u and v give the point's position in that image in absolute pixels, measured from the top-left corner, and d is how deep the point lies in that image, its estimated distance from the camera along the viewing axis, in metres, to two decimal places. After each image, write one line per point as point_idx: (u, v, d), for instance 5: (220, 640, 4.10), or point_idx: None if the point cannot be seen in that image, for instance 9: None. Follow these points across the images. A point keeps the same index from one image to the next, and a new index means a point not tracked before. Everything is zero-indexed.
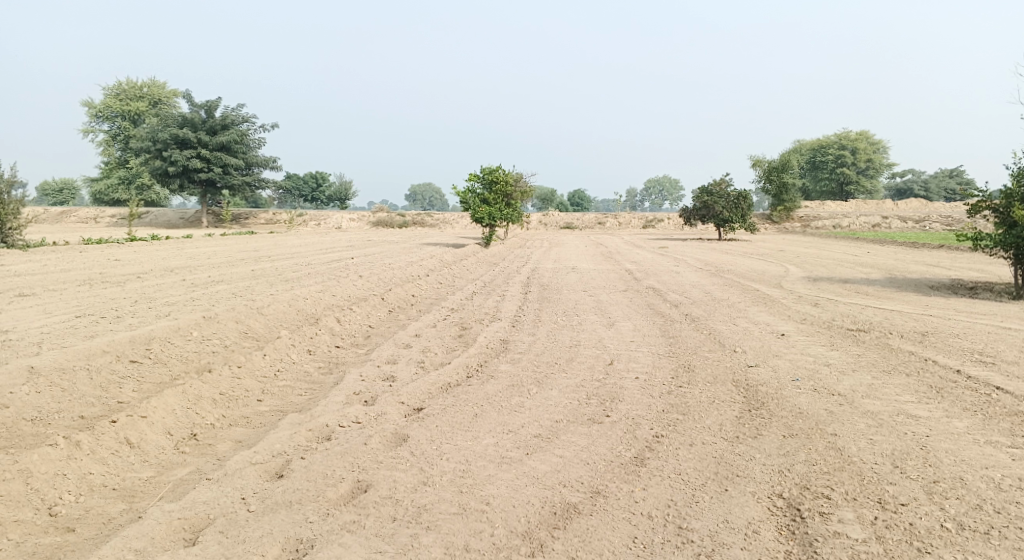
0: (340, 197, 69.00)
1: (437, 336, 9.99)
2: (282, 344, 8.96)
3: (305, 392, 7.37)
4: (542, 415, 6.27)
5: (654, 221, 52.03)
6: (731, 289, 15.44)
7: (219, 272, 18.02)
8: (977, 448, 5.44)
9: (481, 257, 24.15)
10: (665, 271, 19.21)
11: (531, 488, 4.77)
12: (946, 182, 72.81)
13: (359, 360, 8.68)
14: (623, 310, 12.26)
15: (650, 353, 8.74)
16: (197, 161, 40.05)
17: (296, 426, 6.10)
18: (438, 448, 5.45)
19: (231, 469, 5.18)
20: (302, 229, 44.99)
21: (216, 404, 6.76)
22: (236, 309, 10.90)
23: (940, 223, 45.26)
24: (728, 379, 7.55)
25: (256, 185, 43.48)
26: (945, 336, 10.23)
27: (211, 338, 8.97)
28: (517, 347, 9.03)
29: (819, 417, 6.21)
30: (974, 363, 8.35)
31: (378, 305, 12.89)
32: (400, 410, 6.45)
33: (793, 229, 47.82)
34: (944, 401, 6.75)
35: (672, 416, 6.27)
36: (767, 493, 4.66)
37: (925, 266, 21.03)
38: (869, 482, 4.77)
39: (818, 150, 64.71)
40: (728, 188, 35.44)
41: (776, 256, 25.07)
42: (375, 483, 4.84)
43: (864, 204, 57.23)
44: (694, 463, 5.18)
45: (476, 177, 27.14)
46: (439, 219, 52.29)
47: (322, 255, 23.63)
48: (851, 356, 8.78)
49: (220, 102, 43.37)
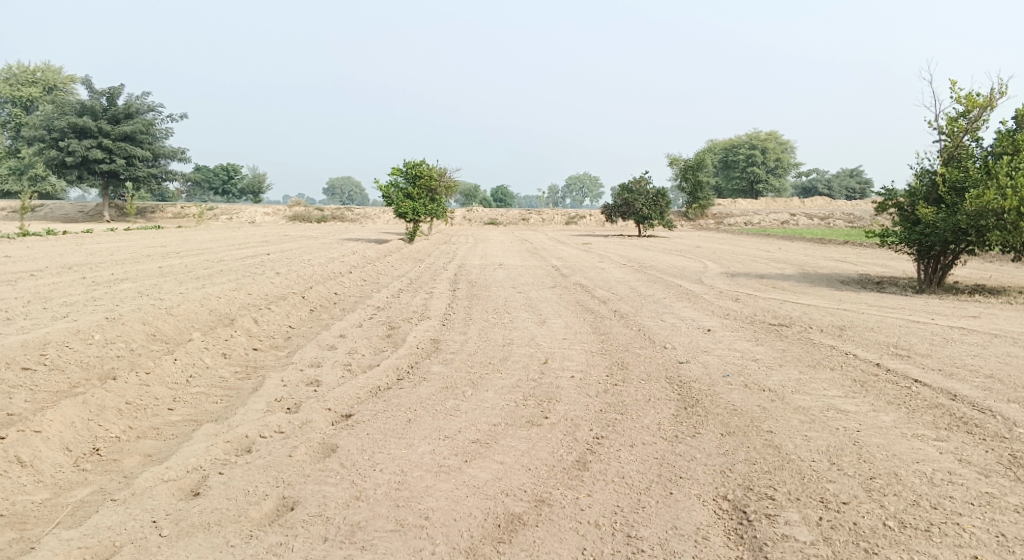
0: (253, 190, 66.54)
1: (363, 337, 9.59)
2: (194, 347, 8.38)
3: (222, 399, 6.87)
4: (478, 419, 6.02)
5: (575, 217, 52.57)
6: (656, 284, 15.60)
7: (123, 270, 16.90)
8: (906, 442, 5.54)
9: (404, 252, 23.63)
10: (590, 267, 19.29)
11: (472, 499, 4.54)
12: (847, 181, 76.59)
13: (280, 364, 8.21)
14: (552, 307, 12.15)
15: (584, 351, 8.63)
16: (98, 152, 37.71)
17: (212, 437, 5.64)
18: (370, 458, 5.13)
19: (140, 488, 4.71)
20: (213, 224, 43.11)
21: (122, 415, 6.21)
22: (142, 309, 10.17)
23: (843, 220, 47.50)
24: (661, 376, 7.51)
25: (163, 177, 41.34)
26: (861, 329, 10.57)
27: (115, 342, 8.29)
28: (448, 347, 8.75)
29: (753, 414, 6.21)
30: (892, 356, 8.62)
31: (298, 304, 12.35)
32: (326, 417, 6.08)
33: (708, 225, 49.26)
34: (869, 395, 6.90)
35: (610, 416, 6.15)
36: (712, 495, 4.59)
37: (834, 261, 21.92)
38: (810, 481, 4.76)
39: (730, 150, 66.86)
40: (648, 186, 36.10)
41: (695, 252, 25.62)
42: (302, 500, 4.49)
43: (773, 202, 59.56)
44: (637, 465, 5.05)
45: (399, 171, 26.61)
46: (359, 213, 51.20)
47: (234, 252, 22.56)
48: (776, 350, 8.93)
49: (122, 88, 41.08)
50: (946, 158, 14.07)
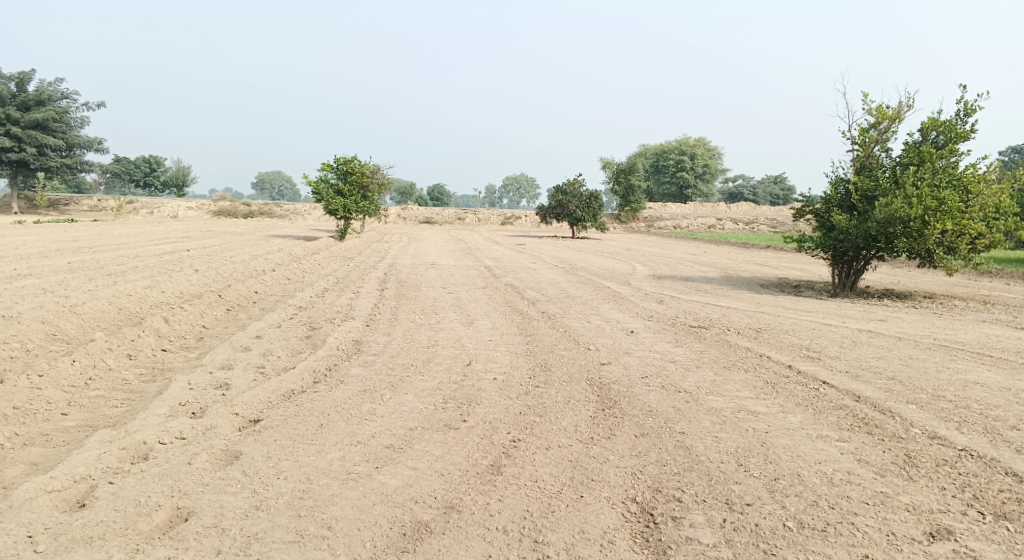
0: (177, 183, 63.98)
1: (281, 337, 9.30)
2: (96, 348, 7.94)
3: (122, 403, 6.52)
4: (393, 423, 5.90)
5: (510, 217, 52.72)
6: (584, 286, 15.73)
7: (28, 265, 15.98)
8: (810, 443, 5.70)
9: (333, 250, 23.15)
10: (521, 267, 19.31)
11: (379, 507, 4.42)
12: (772, 188, 79.25)
13: (189, 366, 7.87)
14: (479, 307, 12.08)
15: (508, 352, 8.59)
16: (7, 140, 35.60)
17: (107, 444, 5.34)
18: (275, 466, 4.94)
19: (19, 500, 4.42)
20: (133, 218, 41.30)
21: (8, 421, 5.82)
22: (44, 306, 9.61)
23: (767, 225, 49.06)
24: (582, 377, 7.53)
25: (79, 168, 39.39)
26: (777, 332, 10.89)
27: (9, 342, 7.78)
28: (369, 349, 8.56)
29: (668, 416, 6.28)
30: (804, 359, 8.89)
31: (215, 303, 11.91)
32: (233, 423, 5.84)
33: (639, 228, 50.14)
34: (779, 396, 7.09)
35: (528, 419, 6.11)
36: (622, 498, 4.60)
37: (756, 265, 22.61)
38: (716, 483, 4.83)
39: (661, 155, 68.17)
40: (581, 188, 36.41)
41: (625, 255, 25.99)
42: (197, 511, 4.31)
43: (702, 207, 61.08)
44: (550, 468, 5.03)
45: (330, 166, 26.07)
46: (289, 210, 50.05)
47: (152, 247, 21.65)
48: (695, 352, 9.10)
49: (34, 74, 38.99)
50: (858, 168, 14.66)
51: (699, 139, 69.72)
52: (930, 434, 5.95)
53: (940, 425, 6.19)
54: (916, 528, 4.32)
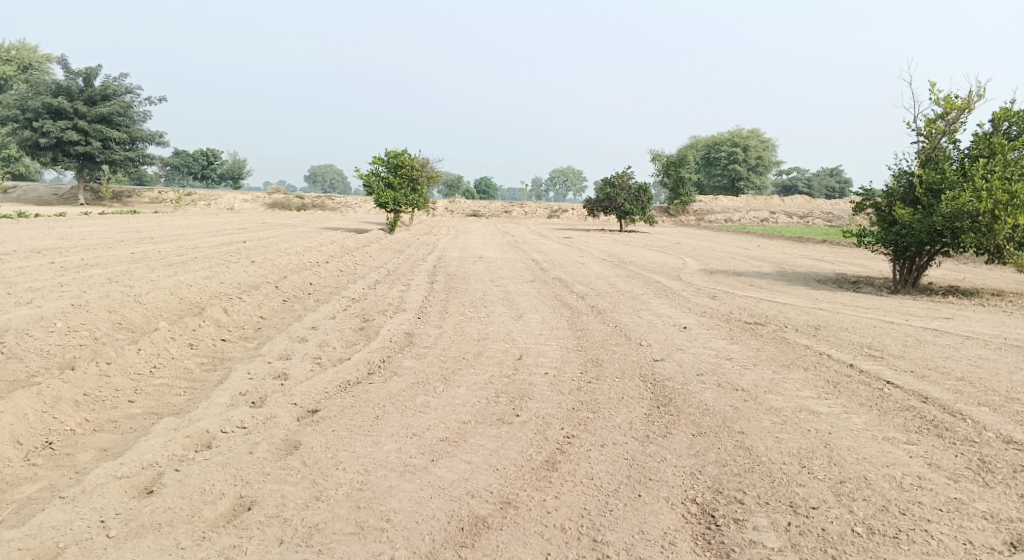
0: (233, 176, 65.51)
1: (336, 329, 9.42)
2: (160, 337, 8.17)
3: (185, 392, 6.69)
4: (448, 416, 5.91)
5: (558, 209, 52.51)
6: (635, 280, 15.55)
7: (94, 255, 16.54)
8: (877, 445, 5.51)
9: (384, 243, 23.37)
10: (571, 261, 19.20)
11: (437, 500, 4.43)
12: (827, 181, 77.21)
13: (248, 356, 8.02)
14: (530, 301, 12.03)
15: (560, 347, 8.53)
16: (74, 133, 36.90)
17: (171, 431, 5.47)
18: (334, 456, 4.99)
19: (91, 485, 4.56)
20: (190, 210, 42.41)
21: (79, 407, 6.01)
22: (110, 295, 9.92)
23: (823, 218, 47.81)
24: (635, 374, 7.43)
25: (141, 161, 40.61)
26: (836, 329, 10.57)
27: (78, 330, 8.05)
28: (422, 341, 8.61)
29: (725, 414, 6.15)
30: (866, 357, 8.62)
31: (271, 294, 12.14)
32: (291, 413, 5.93)
33: (689, 222, 49.41)
34: (841, 396, 6.88)
35: (582, 415, 6.05)
36: (681, 498, 4.52)
37: (811, 260, 22.05)
38: (779, 484, 4.71)
39: (713, 147, 66.95)
40: (630, 181, 35.99)
41: (675, 248, 25.60)
42: (260, 500, 4.38)
43: (754, 200, 59.85)
44: (606, 465, 4.97)
45: (381, 159, 26.31)
46: (340, 202, 50.78)
47: (210, 239, 22.19)
48: (751, 349, 8.90)
49: (99, 69, 40.29)
50: (923, 159, 14.12)
51: (752, 130, 68.24)
52: (1005, 438, 5.69)
53: (1015, 430, 5.92)
54: (995, 538, 4.13)
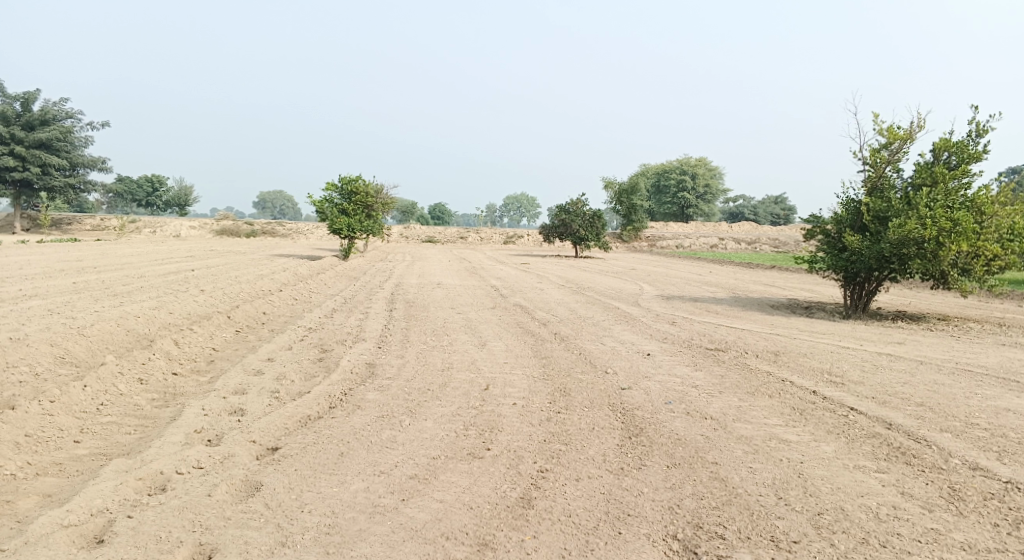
0: (179, 202, 63.97)
1: (293, 360, 9.12)
2: (107, 372, 7.76)
3: (135, 430, 6.33)
4: (416, 451, 5.71)
5: (512, 236, 52.68)
6: (594, 307, 15.56)
7: (33, 285, 15.82)
8: (849, 474, 5.50)
9: (339, 270, 23.00)
10: (529, 287, 19.13)
11: (410, 544, 4.24)
12: (773, 208, 79.45)
13: (202, 391, 7.68)
14: (491, 329, 11.89)
15: (525, 376, 8.40)
16: (11, 159, 35.56)
17: (122, 474, 5.15)
18: (299, 498, 4.75)
19: (35, 536, 4.23)
20: (135, 237, 41.20)
21: (19, 449, 5.63)
22: (52, 328, 9.44)
23: (770, 245, 48.97)
24: (604, 403, 7.33)
25: (82, 187, 39.33)
26: (795, 355, 10.69)
27: (18, 365, 7.61)
28: (384, 372, 8.37)
29: (697, 445, 6.09)
30: (828, 383, 8.70)
31: (224, 325, 11.74)
32: (251, 451, 5.66)
33: (641, 248, 50.04)
34: (809, 423, 6.89)
35: (554, 447, 5.92)
36: (662, 534, 4.44)
37: (763, 286, 22.46)
38: (758, 518, 4.66)
39: (663, 174, 68.22)
40: (584, 208, 36.31)
41: (631, 275, 25.82)
42: (221, 548, 4.12)
43: (703, 226, 61.03)
44: (583, 502, 4.83)
45: (334, 186, 25.98)
46: (292, 229, 50.00)
47: (157, 267, 21.48)
48: (715, 376, 8.91)
49: (39, 94, 39.07)
50: (869, 188, 14.51)
51: (700, 158, 69.77)
52: (971, 464, 5.76)
53: (980, 456, 6.00)
54: None
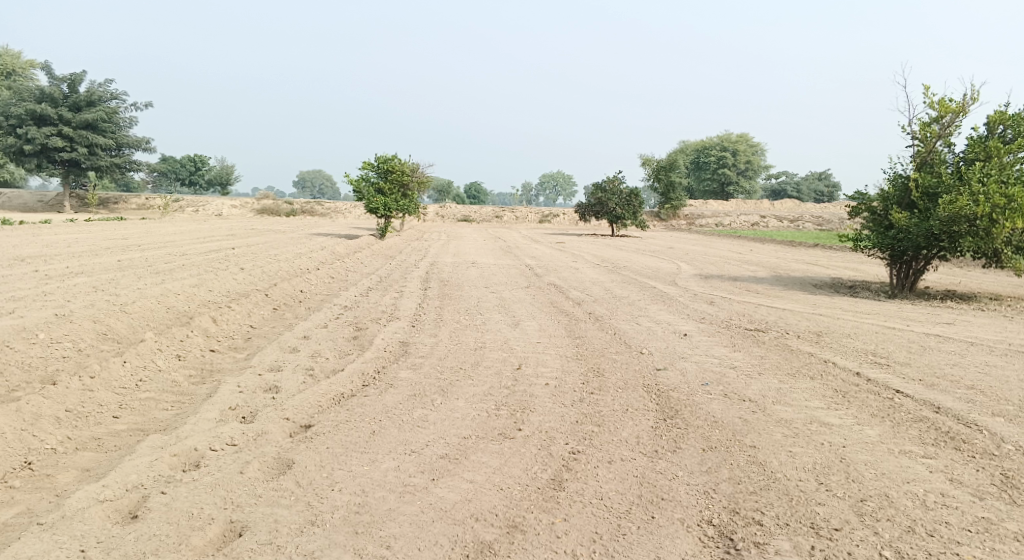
0: (221, 182, 64.96)
1: (328, 338, 9.16)
2: (146, 349, 7.87)
3: (172, 407, 6.41)
4: (447, 431, 5.66)
5: (549, 214, 52.43)
6: (630, 286, 15.35)
7: (79, 262, 16.20)
8: (894, 460, 5.30)
9: (375, 249, 23.12)
10: (564, 266, 18.96)
11: (439, 524, 4.20)
12: (816, 185, 77.67)
13: (238, 368, 7.75)
14: (525, 308, 11.79)
15: (559, 356, 8.30)
16: (59, 140, 36.43)
17: (158, 450, 5.20)
18: (330, 476, 4.74)
19: (71, 510, 4.29)
20: (178, 216, 42.02)
21: (60, 424, 5.73)
22: (95, 305, 9.63)
23: (812, 223, 47.84)
24: (638, 384, 7.20)
25: (127, 167, 40.16)
26: (838, 336, 10.39)
27: (61, 341, 7.75)
28: (417, 351, 8.34)
29: (735, 427, 5.93)
30: (872, 365, 8.42)
31: (261, 303, 11.86)
32: (284, 428, 5.67)
33: (679, 226, 49.37)
34: (852, 406, 6.67)
35: (586, 428, 5.82)
36: (697, 519, 4.32)
37: (805, 265, 21.92)
38: (798, 503, 4.51)
39: (702, 151, 67.03)
40: (621, 185, 35.87)
41: (668, 253, 25.46)
42: (252, 526, 4.13)
43: (743, 204, 59.92)
44: (616, 485, 4.73)
45: (371, 165, 26.04)
46: (330, 208, 50.47)
47: (198, 245, 21.86)
48: (755, 357, 8.69)
49: (85, 75, 39.85)
50: (918, 163, 13.99)
51: (741, 134, 68.33)
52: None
53: None
54: None
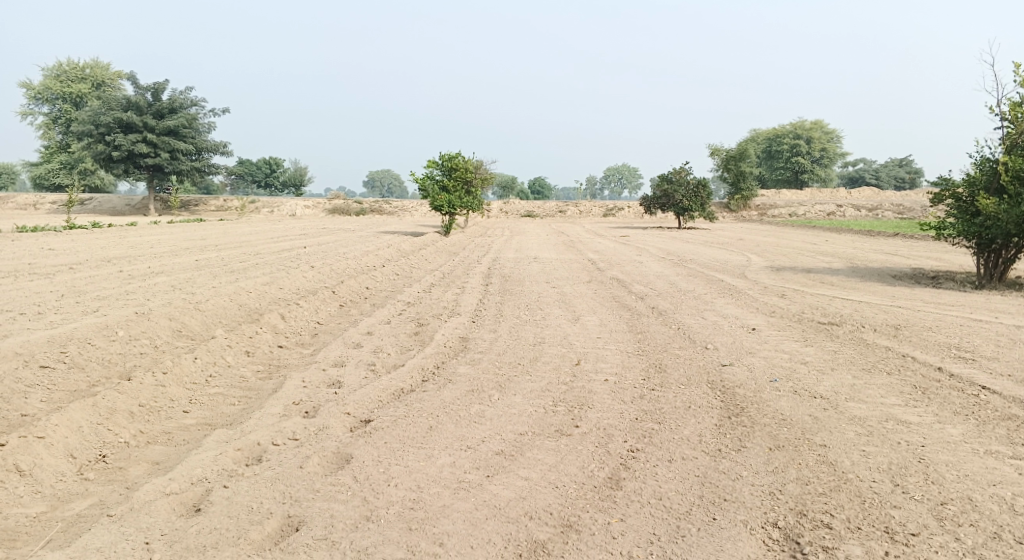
0: (294, 183, 66.84)
1: (390, 334, 9.25)
2: (217, 345, 8.12)
3: (239, 402, 6.58)
4: (504, 427, 5.61)
5: (614, 208, 51.89)
6: (696, 279, 14.99)
7: (160, 262, 16.93)
8: (979, 461, 4.96)
9: (440, 246, 23.33)
10: (629, 260, 18.69)
11: (493, 522, 4.15)
12: (896, 172, 74.32)
13: (303, 363, 7.91)
14: (587, 303, 11.65)
15: (619, 351, 8.15)
16: (143, 146, 38.17)
17: (223, 444, 5.33)
18: (386, 472, 4.76)
19: (139, 502, 4.45)
20: (254, 217, 43.48)
21: (134, 417, 5.96)
22: (171, 303, 10.01)
23: (893, 211, 45.77)
24: (702, 380, 7.00)
25: (207, 170, 41.78)
26: (918, 329, 9.85)
27: (139, 338, 8.08)
28: (477, 347, 8.34)
29: (805, 425, 5.68)
30: (955, 360, 7.95)
31: (328, 299, 12.10)
32: (344, 423, 5.74)
33: (750, 217, 48.07)
34: (932, 403, 6.30)
35: (646, 426, 5.68)
36: (761, 521, 4.15)
37: (884, 255, 20.95)
38: (871, 506, 4.27)
39: (774, 139, 65.04)
40: (688, 176, 35.10)
41: (738, 245, 24.78)
42: (308, 521, 4.18)
43: (819, 193, 57.85)
44: (675, 484, 4.59)
45: (435, 163, 26.25)
46: (398, 206, 51.31)
47: (272, 245, 22.53)
48: (827, 352, 8.32)
49: (167, 83, 41.59)
50: (1008, 146, 13.15)
51: (816, 121, 65.91)
52: None
53: None
54: None
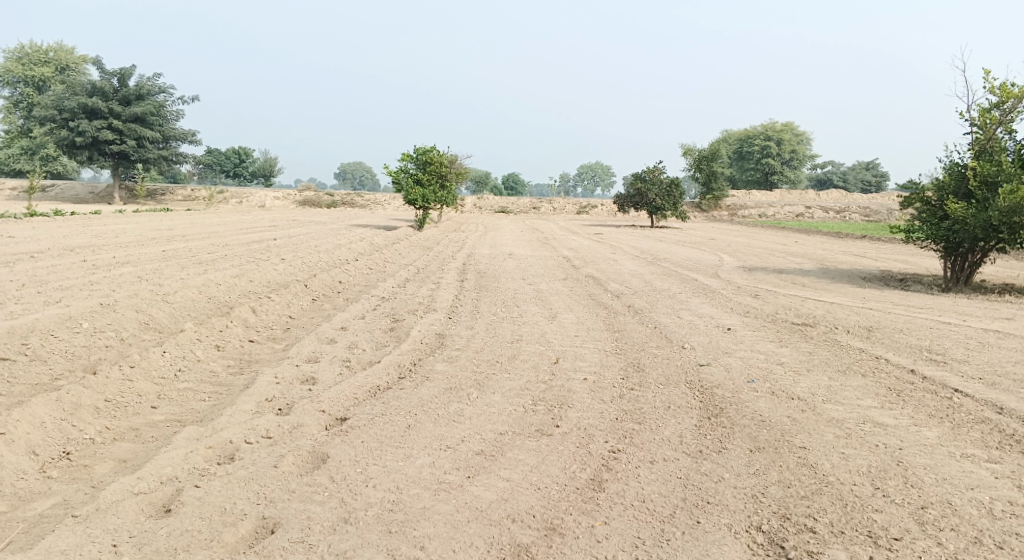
0: (264, 174, 65.84)
1: (365, 330, 9.09)
2: (186, 339, 7.90)
3: (210, 397, 6.40)
4: (483, 426, 5.52)
5: (587, 205, 51.97)
6: (670, 278, 15.02)
7: (125, 253, 16.48)
8: (956, 464, 5.00)
9: (413, 240, 23.11)
10: (603, 258, 18.67)
11: (475, 525, 4.06)
12: (863, 175, 75.55)
13: (275, 359, 7.73)
14: (562, 301, 11.60)
15: (597, 350, 8.09)
16: (108, 133, 37.24)
17: (193, 442, 5.17)
18: (364, 471, 4.64)
19: (106, 502, 4.28)
20: (222, 207, 42.72)
21: (100, 413, 5.75)
22: (138, 294, 9.73)
23: (860, 214, 46.51)
24: (680, 380, 6.97)
25: (174, 159, 40.93)
26: (890, 331, 9.96)
27: (104, 330, 7.82)
28: (453, 343, 8.23)
29: (784, 427, 5.67)
30: (927, 362, 8.04)
31: (300, 293, 11.88)
32: (319, 421, 5.60)
33: (721, 217, 48.48)
34: (907, 406, 6.35)
35: (627, 426, 5.62)
36: (745, 525, 4.12)
37: (853, 256, 21.23)
38: (853, 510, 4.27)
39: (746, 140, 65.65)
40: (661, 175, 35.23)
41: (710, 245, 24.93)
42: (284, 522, 4.06)
43: (789, 194, 58.55)
44: (658, 486, 4.54)
45: (409, 156, 25.98)
46: (370, 200, 50.81)
47: (241, 236, 22.10)
48: (803, 353, 8.36)
49: (134, 69, 40.62)
50: (976, 151, 13.37)
51: (787, 123, 66.67)
52: None
53: None
54: None
